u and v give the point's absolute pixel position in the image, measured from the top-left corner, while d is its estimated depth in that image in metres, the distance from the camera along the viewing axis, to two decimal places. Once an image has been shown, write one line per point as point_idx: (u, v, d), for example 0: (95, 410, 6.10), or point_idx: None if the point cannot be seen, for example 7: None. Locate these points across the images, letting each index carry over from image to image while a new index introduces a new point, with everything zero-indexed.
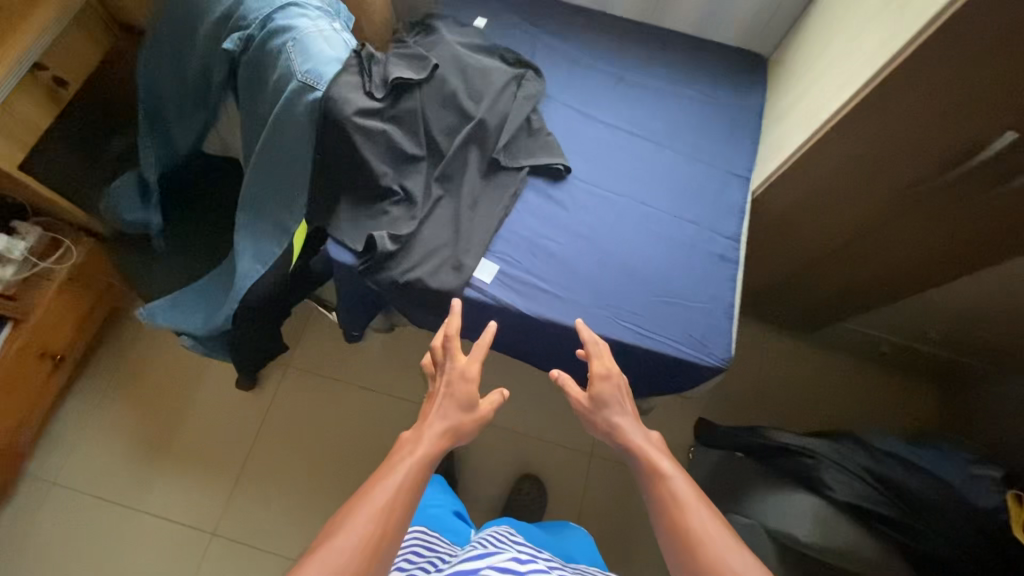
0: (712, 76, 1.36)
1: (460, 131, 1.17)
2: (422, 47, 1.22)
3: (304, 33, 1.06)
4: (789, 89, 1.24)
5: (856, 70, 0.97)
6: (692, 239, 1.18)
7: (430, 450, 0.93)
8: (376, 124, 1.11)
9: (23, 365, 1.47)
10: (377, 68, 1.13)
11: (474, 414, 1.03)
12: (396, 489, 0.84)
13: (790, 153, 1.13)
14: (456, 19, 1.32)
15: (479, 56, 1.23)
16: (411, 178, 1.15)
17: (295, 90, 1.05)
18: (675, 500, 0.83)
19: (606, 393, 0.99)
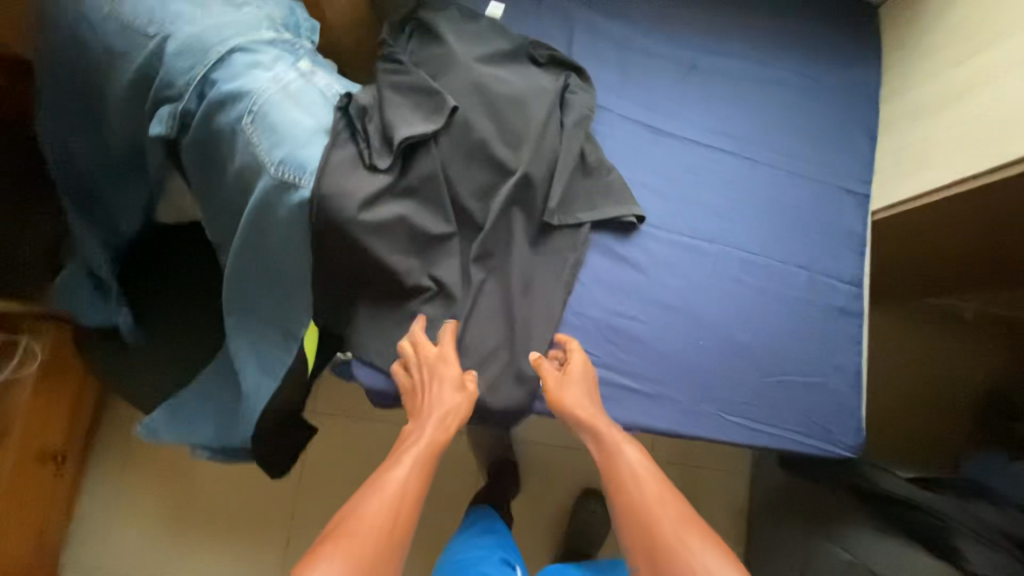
0: (812, 43, 1.02)
1: (496, 192, 0.87)
2: (425, 69, 0.87)
3: (263, 100, 0.73)
4: (928, 69, 0.93)
5: None
6: (806, 290, 0.94)
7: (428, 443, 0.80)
8: (386, 209, 0.81)
9: (21, 480, 1.19)
10: (372, 124, 0.81)
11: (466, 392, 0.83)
12: (404, 488, 0.74)
13: (942, 182, 0.86)
14: (459, 5, 0.94)
15: (504, 72, 0.89)
16: (444, 263, 0.87)
17: (271, 188, 0.75)
18: (633, 476, 0.79)
19: (578, 377, 0.85)
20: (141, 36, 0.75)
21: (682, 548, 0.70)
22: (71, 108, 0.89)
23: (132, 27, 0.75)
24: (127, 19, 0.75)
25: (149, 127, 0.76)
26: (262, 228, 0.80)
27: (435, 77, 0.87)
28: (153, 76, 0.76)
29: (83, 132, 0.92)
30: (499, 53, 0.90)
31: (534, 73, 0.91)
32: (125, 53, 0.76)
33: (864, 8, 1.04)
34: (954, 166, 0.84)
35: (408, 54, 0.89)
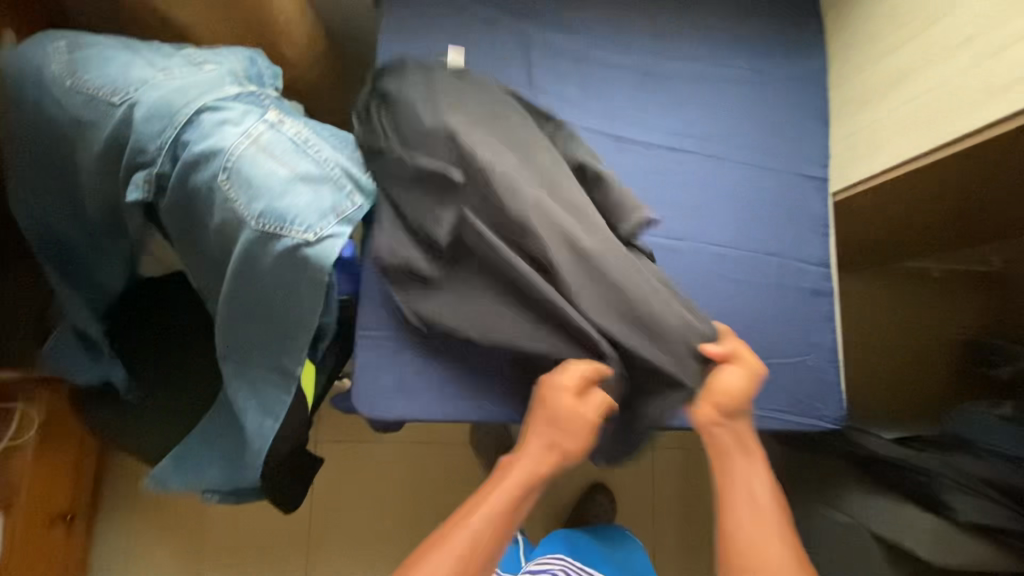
0: (758, 39, 1.06)
1: (547, 214, 0.83)
2: (410, 142, 0.88)
3: (236, 156, 0.75)
4: (869, 52, 0.95)
5: (996, 72, 0.73)
6: (776, 277, 0.99)
7: (530, 479, 0.77)
8: (444, 293, 0.87)
9: (34, 545, 1.20)
10: (406, 219, 0.87)
11: (573, 419, 0.79)
12: (494, 518, 0.73)
13: (886, 165, 0.90)
14: (414, 63, 0.95)
15: (486, 119, 0.89)
16: (552, 314, 0.83)
17: (254, 239, 0.76)
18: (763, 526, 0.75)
19: (735, 389, 0.83)
20: (107, 105, 0.76)
21: None
22: (44, 179, 0.90)
23: (97, 98, 0.76)
24: (92, 90, 0.76)
25: (126, 193, 0.77)
26: (251, 276, 0.82)
27: (423, 150, 0.87)
28: (123, 144, 0.77)
29: (57, 201, 0.92)
30: (471, 104, 0.90)
31: (513, 116, 0.92)
32: (92, 123, 0.77)
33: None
34: (904, 148, 0.87)
35: (394, 128, 0.89)
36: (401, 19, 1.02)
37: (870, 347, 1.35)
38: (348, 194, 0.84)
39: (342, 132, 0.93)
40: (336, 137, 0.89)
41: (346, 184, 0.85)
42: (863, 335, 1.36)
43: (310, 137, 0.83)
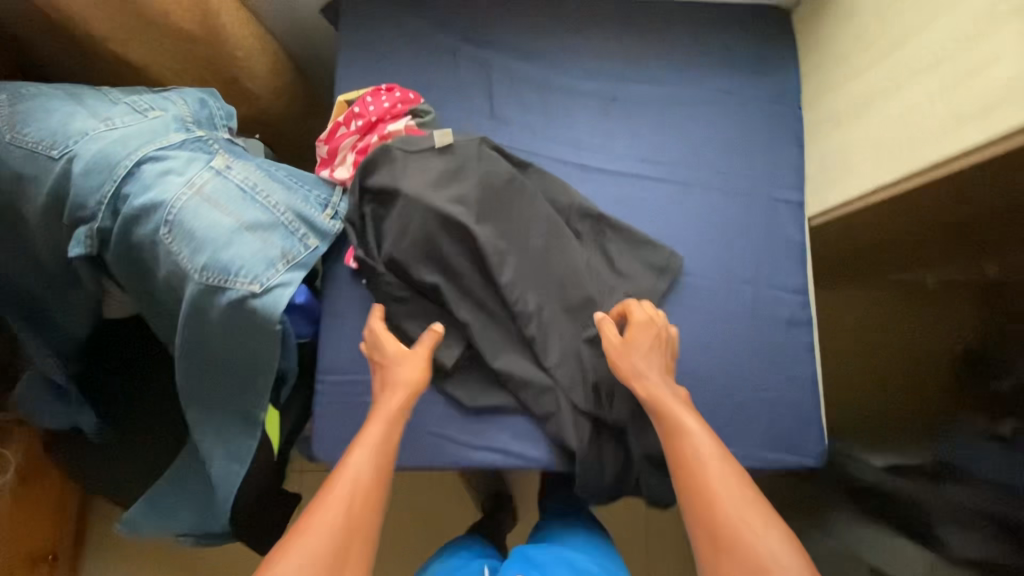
0: (727, 58, 1.02)
1: (544, 318, 0.89)
2: (415, 246, 0.86)
3: (178, 208, 0.73)
4: (840, 71, 0.91)
5: (959, 101, 0.69)
6: (751, 306, 0.95)
7: (391, 419, 0.75)
8: (455, 384, 0.89)
9: None
10: (407, 321, 0.88)
11: (411, 357, 0.81)
12: (368, 460, 0.71)
13: (859, 191, 0.85)
14: (396, 145, 0.88)
15: (485, 217, 0.89)
16: (555, 412, 0.87)
17: (198, 293, 0.74)
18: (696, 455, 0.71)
19: (643, 340, 0.82)
20: (47, 159, 0.74)
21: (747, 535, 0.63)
22: None
23: (36, 151, 0.74)
24: (31, 144, 0.74)
25: (69, 248, 0.75)
26: (202, 326, 0.79)
27: (430, 254, 0.87)
28: (65, 199, 0.75)
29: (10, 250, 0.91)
30: (466, 199, 0.88)
31: (507, 189, 0.90)
32: (33, 178, 0.75)
33: (775, 12, 1.04)
34: (874, 175, 0.82)
35: (395, 223, 0.86)
36: (360, 52, 1.00)
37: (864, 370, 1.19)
38: (301, 239, 0.83)
39: (297, 170, 0.91)
40: (290, 177, 0.87)
41: (299, 229, 0.83)
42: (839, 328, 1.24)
43: (258, 183, 0.81)
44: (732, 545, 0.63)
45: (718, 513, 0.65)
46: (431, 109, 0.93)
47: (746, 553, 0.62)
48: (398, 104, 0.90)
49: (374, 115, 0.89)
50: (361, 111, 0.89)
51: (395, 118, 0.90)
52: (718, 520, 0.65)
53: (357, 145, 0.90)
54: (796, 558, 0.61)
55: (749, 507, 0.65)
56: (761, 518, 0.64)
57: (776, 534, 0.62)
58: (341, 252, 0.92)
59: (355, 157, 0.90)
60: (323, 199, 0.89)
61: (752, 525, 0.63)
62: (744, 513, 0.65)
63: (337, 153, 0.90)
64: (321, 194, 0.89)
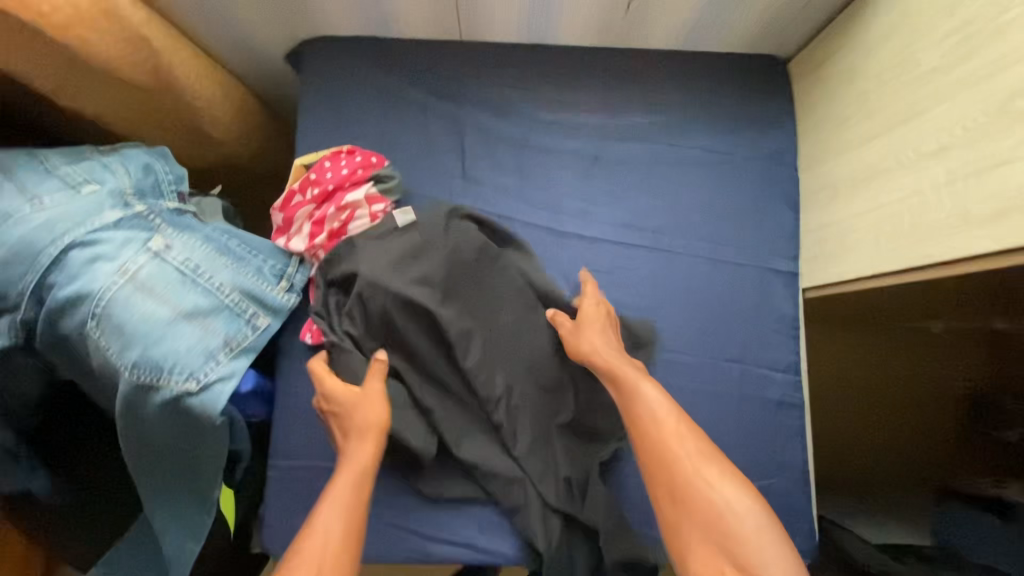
0: (719, 114, 0.94)
1: (513, 402, 0.82)
2: (373, 331, 0.81)
3: (108, 300, 0.67)
4: (838, 139, 0.83)
5: (967, 200, 0.62)
6: (739, 387, 0.88)
7: (360, 470, 0.70)
8: (416, 474, 0.83)
9: None
10: None
11: (367, 398, 0.75)
12: (338, 516, 0.64)
13: (856, 276, 0.78)
14: (358, 233, 0.83)
15: (450, 297, 0.83)
16: (520, 509, 0.80)
17: (129, 391, 0.68)
18: (652, 414, 0.69)
19: (593, 320, 0.80)
20: None
21: (702, 480, 0.63)
22: None
23: None
24: None
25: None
26: (139, 419, 0.74)
27: (390, 337, 0.82)
28: None
29: None
30: (429, 279, 0.82)
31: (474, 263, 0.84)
32: None
33: (771, 64, 0.96)
34: (871, 260, 0.75)
35: (351, 304, 0.80)
36: (323, 106, 0.93)
37: (860, 415, 1.20)
38: (249, 320, 0.77)
39: (251, 235, 0.84)
40: (242, 247, 0.81)
41: (246, 308, 0.77)
42: (836, 367, 1.19)
43: (202, 262, 0.75)
44: (697, 506, 0.62)
45: (678, 475, 0.64)
46: (396, 173, 0.87)
47: (711, 513, 0.61)
48: (359, 170, 0.84)
49: (331, 183, 0.82)
50: (318, 179, 0.82)
51: (355, 186, 0.83)
52: (679, 484, 0.64)
53: (313, 215, 0.83)
54: (748, 497, 0.62)
55: (708, 465, 0.65)
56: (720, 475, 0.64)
57: (730, 483, 0.63)
58: (296, 327, 0.85)
59: (311, 228, 0.83)
60: (278, 270, 0.82)
61: (710, 482, 0.63)
62: (702, 471, 0.64)
63: (292, 222, 0.84)
64: (275, 265, 0.82)
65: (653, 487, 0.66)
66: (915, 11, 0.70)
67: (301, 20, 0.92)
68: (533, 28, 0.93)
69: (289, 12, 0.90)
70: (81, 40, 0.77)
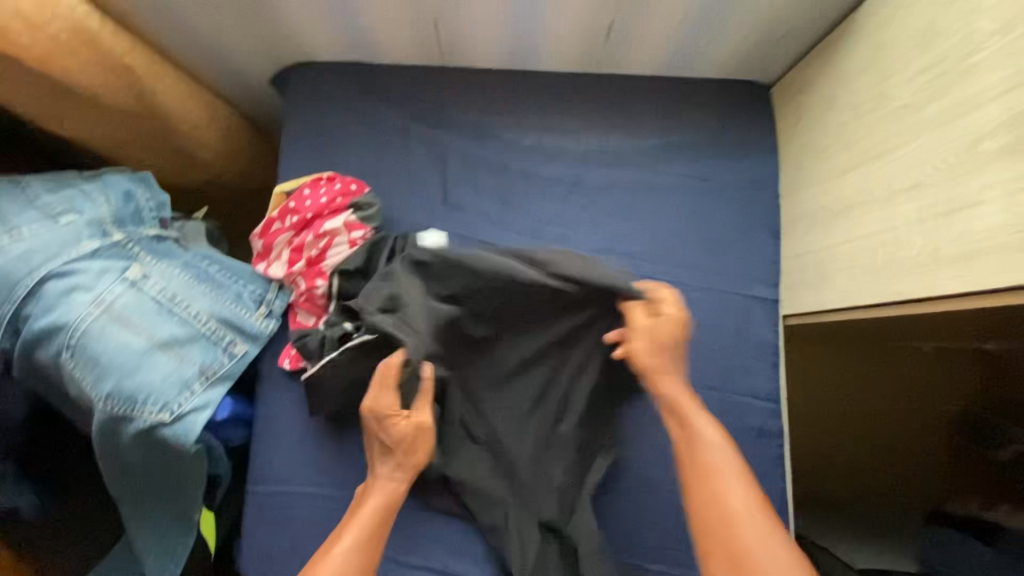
0: (701, 141, 0.94)
1: None
2: None
3: (83, 330, 0.68)
4: (817, 169, 0.83)
5: (936, 240, 0.61)
6: (717, 414, 0.88)
7: (387, 502, 0.68)
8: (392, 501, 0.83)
9: None
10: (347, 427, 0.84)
11: (418, 431, 0.71)
12: (358, 546, 0.63)
13: (833, 307, 0.78)
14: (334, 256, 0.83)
15: (495, 326, 0.77)
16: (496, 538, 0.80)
17: (104, 421, 0.69)
18: (716, 464, 0.61)
19: (675, 337, 0.69)
20: None
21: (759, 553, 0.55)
22: None
23: None
24: None
25: None
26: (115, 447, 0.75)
27: None
28: None
29: None
30: None
31: None
32: None
33: (753, 91, 0.96)
34: (846, 292, 0.74)
35: (343, 328, 0.78)
36: (306, 132, 0.93)
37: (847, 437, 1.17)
38: (226, 348, 0.77)
39: (232, 260, 0.85)
40: (222, 274, 0.81)
41: (224, 336, 0.78)
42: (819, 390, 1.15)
43: (179, 290, 0.76)
44: (722, 546, 0.56)
45: (709, 509, 0.59)
46: (376, 198, 0.87)
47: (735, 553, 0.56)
48: (338, 197, 0.84)
49: (310, 211, 0.83)
50: (297, 207, 0.83)
51: (334, 213, 0.84)
52: (706, 518, 0.59)
53: (293, 242, 0.84)
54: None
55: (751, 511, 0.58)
56: (759, 524, 0.57)
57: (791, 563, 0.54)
58: (276, 352, 0.86)
59: (289, 255, 0.84)
60: (257, 296, 0.83)
61: (743, 525, 0.57)
62: (739, 512, 0.58)
63: (271, 248, 0.85)
64: (255, 290, 0.83)
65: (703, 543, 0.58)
66: (888, 47, 0.70)
67: (283, 46, 0.92)
68: (515, 55, 0.93)
69: (272, 39, 0.90)
70: (61, 70, 0.78)
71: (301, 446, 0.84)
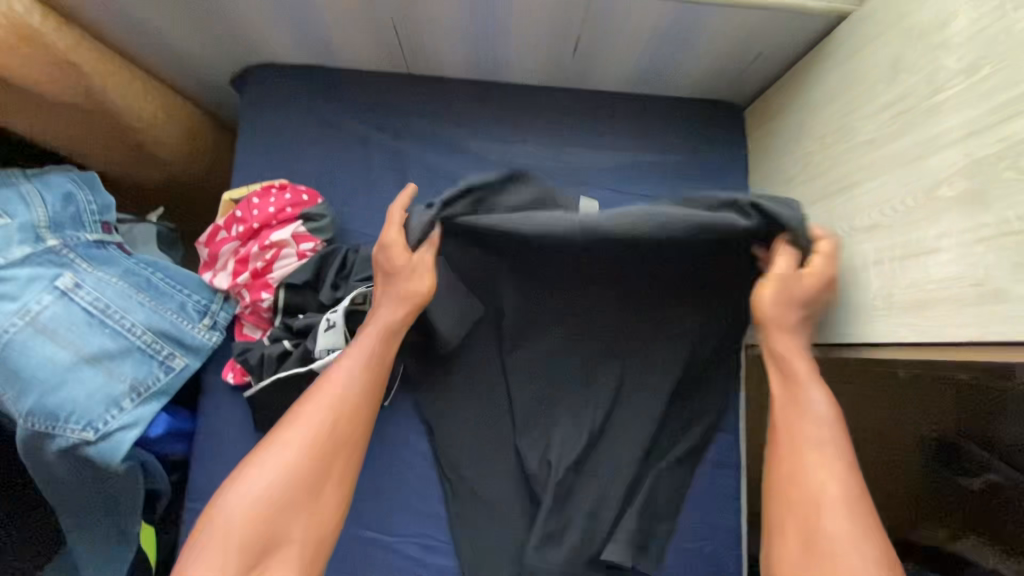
0: (671, 160, 0.91)
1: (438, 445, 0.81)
2: None
3: (6, 343, 0.66)
4: (783, 198, 0.80)
5: (895, 285, 0.59)
6: None
7: (385, 347, 0.65)
8: None
9: None
10: None
11: (414, 269, 0.65)
12: (353, 386, 0.62)
13: None
14: (281, 267, 0.80)
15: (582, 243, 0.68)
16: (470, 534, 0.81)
17: (27, 437, 0.67)
18: (815, 431, 0.57)
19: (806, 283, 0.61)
20: None
21: (833, 535, 0.52)
22: None
23: None
24: None
25: None
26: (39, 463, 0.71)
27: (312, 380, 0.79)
28: None
29: None
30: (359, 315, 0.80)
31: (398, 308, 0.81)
32: None
33: (725, 112, 0.94)
34: None
35: (283, 346, 0.77)
36: (262, 136, 0.90)
37: None
38: (164, 361, 0.75)
39: (178, 267, 0.81)
40: (166, 282, 0.78)
41: (161, 349, 0.75)
42: None
43: (114, 300, 0.73)
44: (800, 518, 0.54)
45: (793, 479, 0.56)
46: (326, 208, 0.84)
47: (812, 531, 0.53)
48: (287, 208, 0.81)
49: (257, 221, 0.79)
50: (244, 217, 0.80)
51: (283, 223, 0.81)
52: (790, 495, 0.56)
53: (239, 251, 0.81)
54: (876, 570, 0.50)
55: (843, 487, 0.54)
56: (853, 513, 0.53)
57: (871, 558, 0.50)
58: (221, 364, 0.83)
59: (234, 265, 0.81)
60: (202, 306, 0.80)
61: (828, 508, 0.53)
62: (829, 480, 0.55)
63: (217, 257, 0.82)
64: (199, 300, 0.80)
65: (779, 504, 0.56)
66: (857, 76, 0.67)
67: (240, 47, 0.89)
68: (482, 65, 0.90)
69: (227, 38, 0.87)
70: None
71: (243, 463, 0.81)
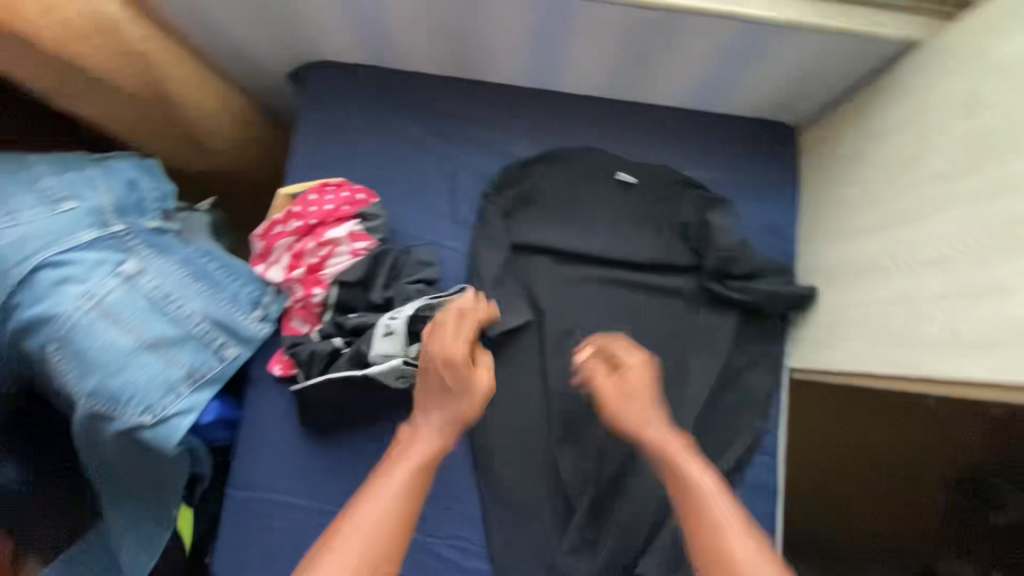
0: (721, 177, 0.91)
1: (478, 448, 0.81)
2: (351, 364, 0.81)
3: (73, 324, 0.67)
4: (837, 222, 0.80)
5: (962, 319, 0.58)
6: None
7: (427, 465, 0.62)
8: None
9: None
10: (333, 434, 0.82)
11: (468, 385, 0.67)
12: (396, 502, 0.57)
13: (844, 368, 0.74)
14: (334, 264, 0.81)
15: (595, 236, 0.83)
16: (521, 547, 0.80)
17: (86, 419, 0.68)
18: (698, 502, 0.56)
19: (638, 383, 0.68)
20: None
21: None
22: None
23: None
24: None
25: None
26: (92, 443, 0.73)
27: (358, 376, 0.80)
28: None
29: None
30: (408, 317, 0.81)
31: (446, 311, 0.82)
32: None
33: (778, 132, 0.93)
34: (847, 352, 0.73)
35: (333, 344, 0.78)
36: (317, 133, 0.91)
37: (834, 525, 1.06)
38: (217, 351, 0.76)
39: (232, 257, 0.83)
40: (221, 272, 0.80)
41: (215, 339, 0.76)
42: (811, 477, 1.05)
43: (175, 287, 0.74)
44: None
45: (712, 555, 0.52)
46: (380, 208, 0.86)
47: None
48: (344, 206, 0.82)
49: (314, 217, 0.81)
50: (301, 213, 0.81)
51: (338, 222, 0.82)
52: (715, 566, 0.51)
53: (294, 246, 0.82)
54: None
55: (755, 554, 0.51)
56: None
57: None
58: (269, 355, 0.84)
59: (288, 259, 0.82)
60: (254, 298, 0.81)
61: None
62: (736, 544, 0.52)
63: (272, 251, 0.83)
64: (252, 292, 0.81)
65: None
66: (928, 107, 0.67)
67: (301, 44, 0.90)
68: (538, 74, 0.91)
69: (291, 36, 0.88)
70: (74, 54, 0.76)
71: (284, 455, 0.82)
